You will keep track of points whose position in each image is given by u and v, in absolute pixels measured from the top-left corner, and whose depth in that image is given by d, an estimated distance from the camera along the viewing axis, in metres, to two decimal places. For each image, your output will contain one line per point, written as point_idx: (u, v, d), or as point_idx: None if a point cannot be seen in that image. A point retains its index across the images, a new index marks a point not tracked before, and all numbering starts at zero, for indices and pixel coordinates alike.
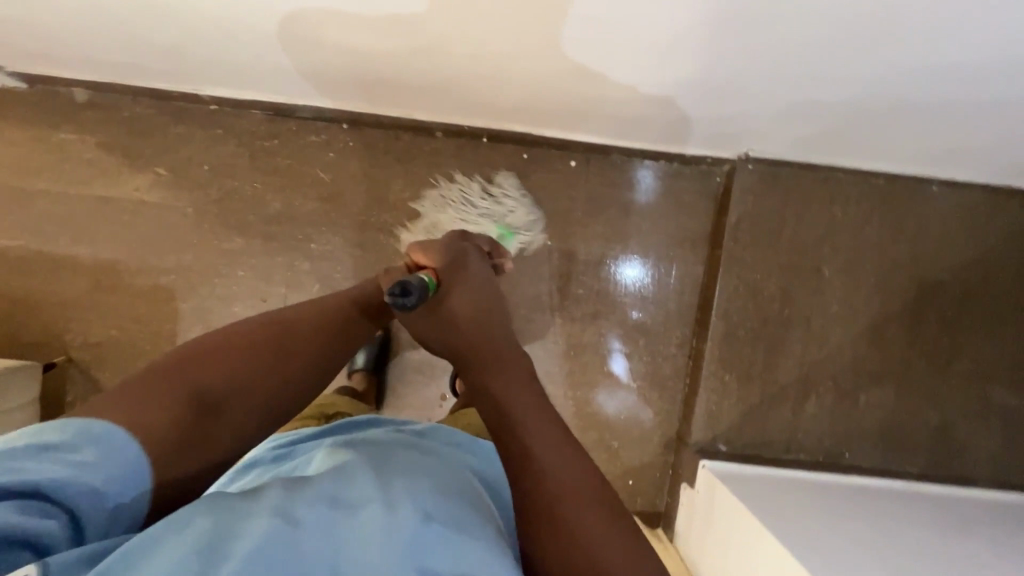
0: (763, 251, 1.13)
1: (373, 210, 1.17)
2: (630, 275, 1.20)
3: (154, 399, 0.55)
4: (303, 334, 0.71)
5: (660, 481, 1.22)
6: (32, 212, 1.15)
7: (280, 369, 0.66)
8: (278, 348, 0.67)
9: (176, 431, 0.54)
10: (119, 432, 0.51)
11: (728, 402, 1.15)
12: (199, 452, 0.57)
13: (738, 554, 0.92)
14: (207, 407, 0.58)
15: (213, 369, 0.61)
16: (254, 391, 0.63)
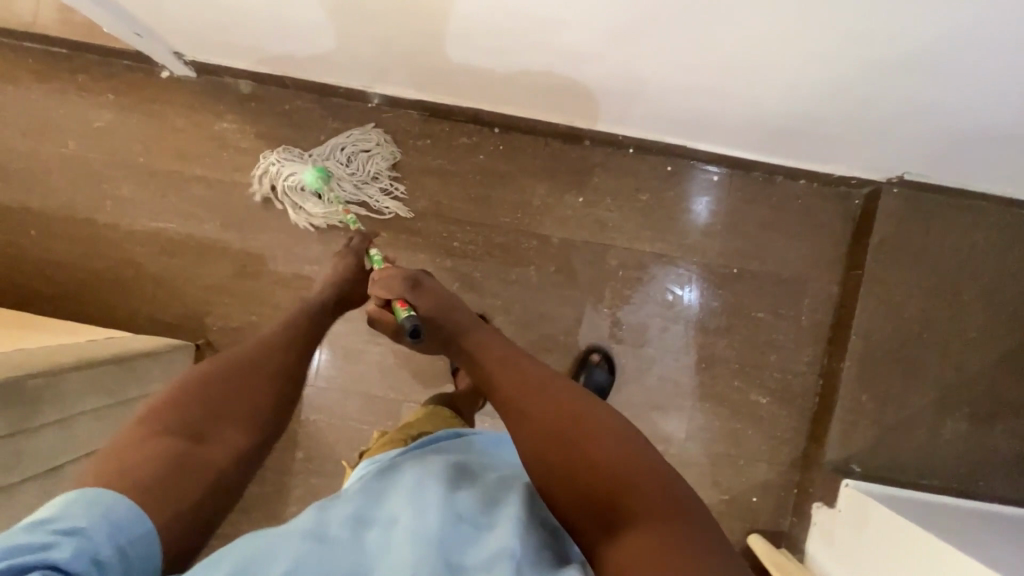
0: (904, 274, 1.14)
1: (516, 214, 1.19)
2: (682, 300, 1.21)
3: (137, 447, 0.57)
4: (268, 364, 0.72)
5: (784, 500, 1.21)
6: (186, 196, 1.18)
7: (258, 389, 0.69)
8: (254, 368, 0.70)
9: (169, 463, 0.57)
10: (106, 495, 0.50)
11: (864, 422, 1.15)
12: (211, 476, 0.59)
13: (897, 568, 0.91)
14: (196, 434, 0.61)
15: (192, 402, 0.63)
16: (237, 411, 0.66)
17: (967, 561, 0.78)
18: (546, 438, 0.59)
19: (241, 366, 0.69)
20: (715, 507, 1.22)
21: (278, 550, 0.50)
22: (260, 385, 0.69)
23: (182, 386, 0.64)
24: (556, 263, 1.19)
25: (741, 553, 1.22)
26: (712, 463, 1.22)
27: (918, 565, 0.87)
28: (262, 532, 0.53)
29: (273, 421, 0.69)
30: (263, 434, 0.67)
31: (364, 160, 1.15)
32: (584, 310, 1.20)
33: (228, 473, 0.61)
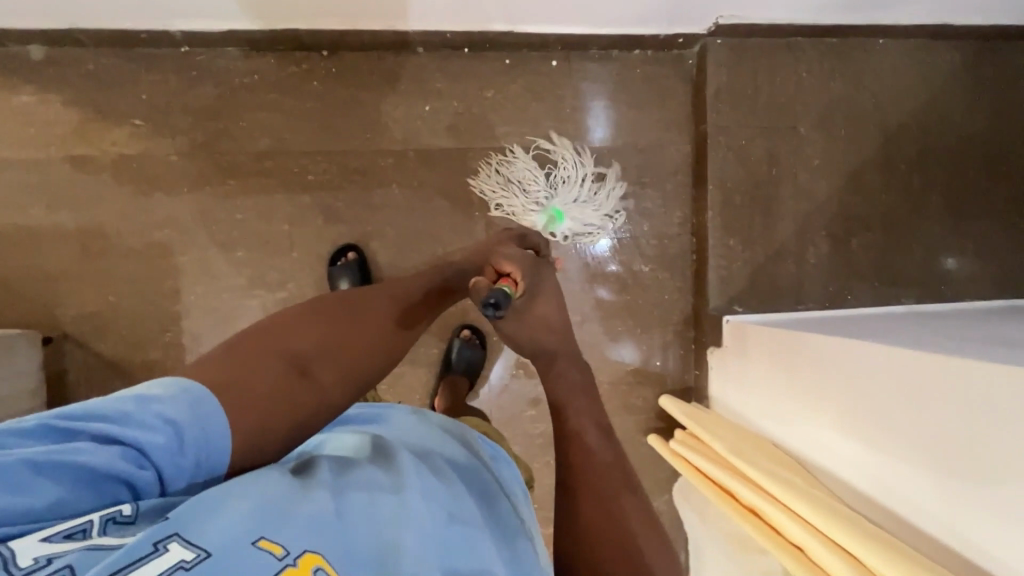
0: (744, 119, 1.21)
1: (366, 135, 1.16)
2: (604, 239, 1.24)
3: (255, 364, 0.57)
4: (380, 316, 0.72)
5: (685, 355, 1.27)
6: (0, 183, 1.08)
7: (361, 343, 0.67)
8: (362, 324, 0.70)
9: (269, 394, 0.55)
10: (208, 394, 0.50)
11: (738, 264, 1.21)
12: (297, 414, 0.57)
13: (802, 381, 0.94)
14: (301, 368, 0.60)
15: (308, 340, 0.63)
16: (346, 363, 0.64)
17: (841, 343, 0.84)
18: (609, 540, 0.59)
19: (351, 320, 0.69)
20: (625, 379, 1.26)
21: (302, 501, 0.44)
22: (372, 335, 0.69)
23: (300, 321, 0.65)
24: (419, 177, 1.18)
25: (657, 416, 1.27)
26: (613, 340, 1.26)
27: (803, 367, 0.94)
28: (274, 477, 0.46)
29: (367, 379, 0.67)
30: (356, 395, 0.65)
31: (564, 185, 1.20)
32: (457, 218, 1.19)
33: (313, 417, 0.59)
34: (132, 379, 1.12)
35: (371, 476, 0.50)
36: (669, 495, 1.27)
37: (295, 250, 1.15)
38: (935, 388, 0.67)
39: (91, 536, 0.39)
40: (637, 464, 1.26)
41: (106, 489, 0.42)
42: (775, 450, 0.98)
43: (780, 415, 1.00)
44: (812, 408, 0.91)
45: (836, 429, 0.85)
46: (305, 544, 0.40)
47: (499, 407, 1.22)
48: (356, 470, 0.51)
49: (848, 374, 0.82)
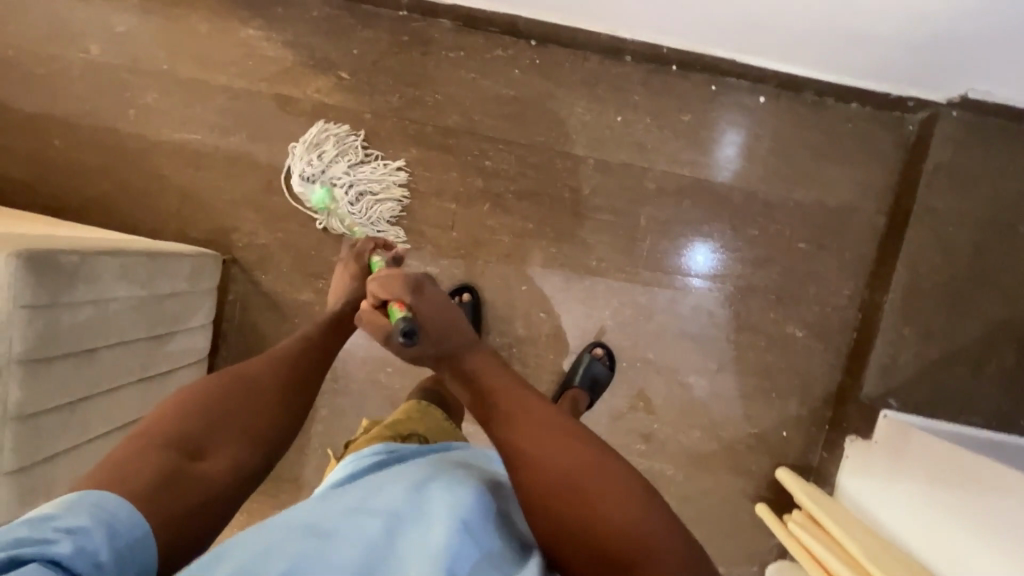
0: (958, 203, 1.09)
1: (549, 132, 1.14)
2: (698, 260, 1.17)
3: (137, 455, 0.57)
4: (269, 381, 0.71)
5: (816, 434, 1.19)
6: (212, 107, 1.15)
7: (254, 412, 0.67)
8: (253, 388, 0.69)
9: (161, 478, 0.56)
10: (110, 498, 0.51)
11: (905, 356, 1.11)
12: (210, 487, 0.59)
13: (969, 503, 0.85)
14: (194, 450, 0.61)
15: (195, 417, 0.63)
16: (238, 427, 0.65)
17: (1017, 478, 0.77)
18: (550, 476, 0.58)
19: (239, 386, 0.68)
20: (744, 440, 1.20)
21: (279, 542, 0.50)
22: (266, 399, 0.69)
23: (181, 401, 0.64)
24: (591, 185, 1.15)
25: (769, 486, 1.20)
26: (743, 397, 1.19)
27: (970, 490, 0.86)
28: (264, 528, 0.52)
29: (275, 439, 0.69)
30: (265, 459, 0.67)
31: (351, 166, 1.13)
32: (618, 236, 1.16)
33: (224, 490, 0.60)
34: (281, 314, 1.18)
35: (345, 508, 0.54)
36: (759, 569, 1.21)
37: (455, 230, 1.16)
38: None
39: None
40: (734, 529, 1.20)
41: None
42: (918, 568, 0.90)
43: (929, 531, 0.92)
44: (971, 533, 0.84)
45: (996, 562, 0.78)
46: None
47: (609, 433, 1.20)
48: (334, 505, 0.55)
49: (1016, 508, 0.76)
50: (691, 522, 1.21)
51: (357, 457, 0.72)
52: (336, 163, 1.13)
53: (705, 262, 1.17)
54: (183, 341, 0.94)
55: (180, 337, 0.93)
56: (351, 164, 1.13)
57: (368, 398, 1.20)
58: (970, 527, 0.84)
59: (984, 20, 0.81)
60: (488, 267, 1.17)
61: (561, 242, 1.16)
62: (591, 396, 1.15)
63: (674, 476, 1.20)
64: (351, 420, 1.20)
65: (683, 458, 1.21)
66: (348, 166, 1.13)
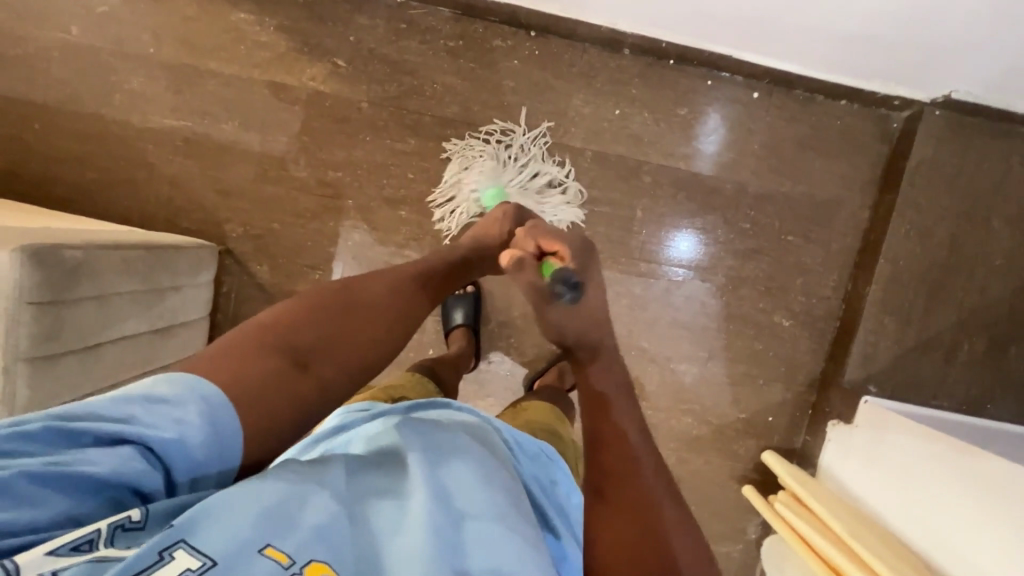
0: (937, 198, 1.14)
1: (548, 123, 1.15)
2: (683, 248, 1.19)
3: (249, 355, 0.53)
4: (382, 308, 0.65)
5: (799, 418, 1.25)
6: (202, 93, 1.11)
7: (365, 334, 0.62)
8: (372, 311, 0.63)
9: (255, 387, 0.51)
10: (216, 396, 0.48)
11: (885, 344, 1.17)
12: (300, 402, 0.54)
13: (945, 482, 0.91)
14: (300, 359, 0.56)
15: (313, 329, 0.58)
16: (347, 352, 0.60)
17: (992, 459, 0.83)
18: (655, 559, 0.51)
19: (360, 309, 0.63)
20: (733, 425, 1.25)
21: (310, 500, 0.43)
22: (378, 325, 0.63)
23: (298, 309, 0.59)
24: (589, 177, 1.16)
25: (755, 468, 1.25)
26: (732, 383, 1.24)
27: (944, 471, 0.92)
28: (297, 474, 0.46)
29: (374, 370, 0.63)
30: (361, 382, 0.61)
31: (478, 159, 1.13)
32: (615, 227, 1.18)
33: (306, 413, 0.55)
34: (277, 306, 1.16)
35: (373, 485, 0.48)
36: (744, 546, 1.27)
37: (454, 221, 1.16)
38: None
39: (98, 546, 0.38)
40: (722, 508, 1.26)
41: (110, 493, 0.41)
42: (897, 543, 0.96)
43: (914, 510, 0.97)
44: (949, 511, 0.90)
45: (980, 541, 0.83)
46: (310, 552, 0.40)
47: None
48: (366, 464, 0.50)
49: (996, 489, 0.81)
50: None
51: (346, 410, 0.69)
52: (468, 163, 1.13)
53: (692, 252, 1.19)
54: (182, 335, 0.93)
55: (179, 331, 0.92)
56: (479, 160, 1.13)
57: None
58: (946, 505, 0.90)
59: (971, 20, 0.85)
60: None
61: (559, 234, 1.17)
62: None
63: (666, 460, 1.24)
64: None
65: (674, 443, 1.25)
66: (477, 162, 1.13)
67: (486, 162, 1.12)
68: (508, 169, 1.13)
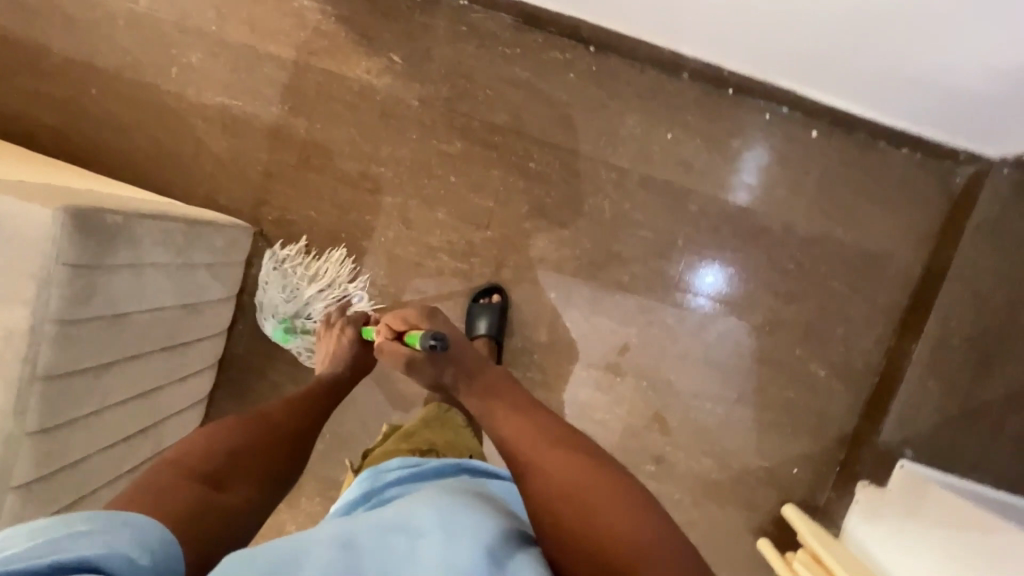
0: (998, 261, 1.09)
1: (597, 140, 1.12)
2: (705, 282, 1.15)
3: (169, 486, 0.63)
4: (277, 436, 0.79)
5: (826, 475, 1.18)
6: (256, 75, 1.11)
7: (263, 456, 0.75)
8: (269, 427, 0.80)
9: (189, 498, 0.62)
10: (145, 522, 0.54)
11: (926, 407, 1.11)
12: (229, 515, 0.65)
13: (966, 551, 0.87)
14: (217, 482, 0.68)
15: (217, 454, 0.71)
16: (250, 470, 0.73)
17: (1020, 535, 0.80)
18: (558, 473, 0.65)
19: (256, 432, 0.78)
20: (754, 472, 1.19)
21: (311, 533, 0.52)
22: (277, 444, 0.79)
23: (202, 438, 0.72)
24: (633, 201, 1.13)
25: (772, 522, 1.19)
26: (758, 429, 1.18)
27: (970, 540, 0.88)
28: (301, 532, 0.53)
29: (276, 491, 0.75)
30: (270, 496, 0.73)
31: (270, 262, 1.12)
32: (655, 254, 1.14)
33: (241, 523, 0.66)
34: None
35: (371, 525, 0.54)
36: None
37: (489, 229, 1.14)
38: None
39: None
40: (733, 562, 1.19)
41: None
42: None
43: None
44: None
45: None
46: None
47: (620, 452, 1.17)
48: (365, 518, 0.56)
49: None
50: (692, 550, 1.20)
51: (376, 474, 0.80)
52: (272, 285, 1.12)
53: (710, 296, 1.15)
54: (210, 313, 0.93)
55: (209, 307, 0.92)
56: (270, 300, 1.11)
57: (381, 389, 1.19)
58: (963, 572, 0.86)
59: None
60: (518, 271, 1.15)
61: (594, 254, 1.14)
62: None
63: (680, 501, 1.19)
64: (362, 408, 1.19)
65: (690, 485, 1.19)
66: (268, 282, 1.12)
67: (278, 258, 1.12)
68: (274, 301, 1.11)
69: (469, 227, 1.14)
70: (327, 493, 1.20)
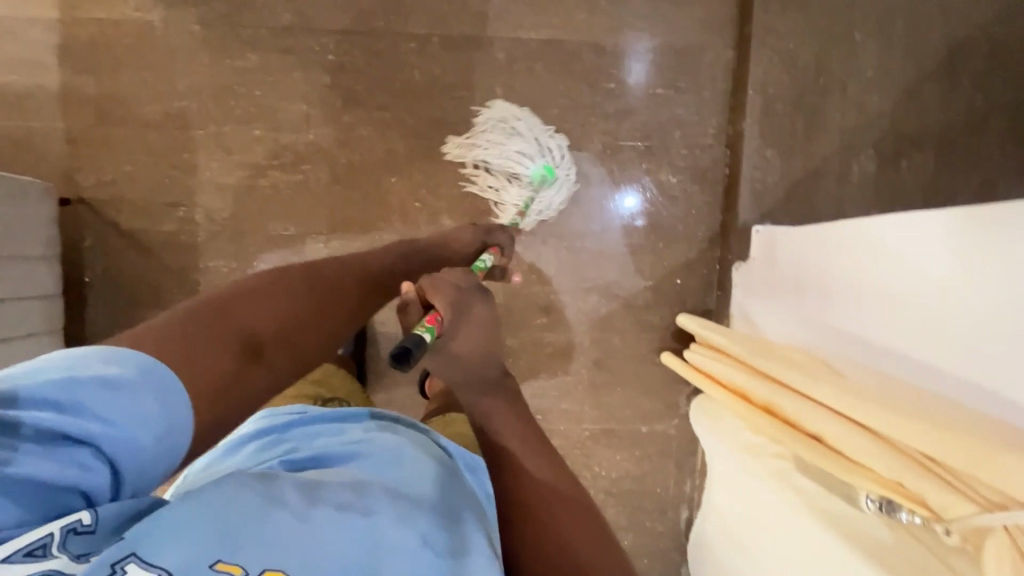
0: (793, 19, 1.12)
1: (387, 15, 1.11)
2: (626, 204, 1.18)
3: (203, 340, 0.54)
4: (324, 304, 0.72)
5: (708, 277, 1.20)
6: (26, 44, 1.08)
7: (310, 330, 0.68)
8: (317, 293, 0.72)
9: (222, 359, 0.55)
10: (168, 375, 0.49)
11: (772, 178, 1.13)
12: (252, 394, 0.58)
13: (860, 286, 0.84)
14: (253, 347, 0.59)
15: (258, 314, 0.62)
16: (294, 340, 0.65)
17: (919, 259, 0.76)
18: (542, 528, 0.61)
19: (304, 296, 0.70)
20: (641, 295, 1.20)
21: (264, 510, 0.44)
22: (325, 317, 0.71)
23: (247, 293, 0.64)
24: (441, 65, 1.13)
25: (673, 336, 1.21)
26: (632, 252, 1.19)
27: (860, 276, 0.85)
28: (255, 482, 0.46)
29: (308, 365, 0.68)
30: (303, 371, 0.67)
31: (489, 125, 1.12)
32: (479, 112, 1.14)
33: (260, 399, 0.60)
34: (146, 252, 1.12)
35: (335, 487, 0.48)
36: (680, 421, 1.22)
37: (310, 131, 1.12)
38: (1008, 316, 0.63)
39: (51, 553, 0.38)
40: (646, 383, 1.21)
41: (61, 494, 0.40)
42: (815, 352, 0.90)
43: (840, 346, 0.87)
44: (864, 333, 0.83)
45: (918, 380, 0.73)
46: (262, 563, 0.40)
47: (507, 311, 1.18)
48: (326, 478, 0.49)
49: (957, 283, 0.70)
50: (605, 387, 1.21)
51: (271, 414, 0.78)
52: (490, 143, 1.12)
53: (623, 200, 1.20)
54: (20, 272, 0.90)
55: (14, 266, 0.89)
56: (508, 144, 1.11)
57: None
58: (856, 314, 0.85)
59: None
60: (352, 165, 1.13)
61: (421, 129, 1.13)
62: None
63: (579, 343, 1.20)
64: None
65: (584, 325, 1.20)
66: (490, 136, 1.12)
67: (484, 124, 1.12)
68: (502, 145, 1.11)
69: (291, 137, 1.12)
70: None
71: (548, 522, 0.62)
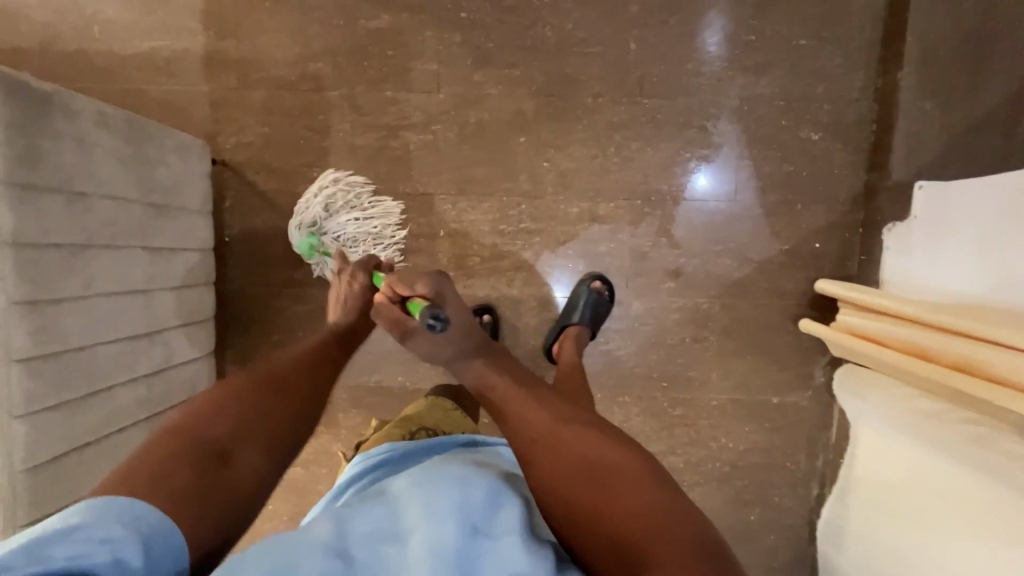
0: None
1: None
2: (703, 184, 1.13)
3: (170, 466, 0.56)
4: (287, 391, 0.72)
5: (850, 240, 1.13)
6: (174, 9, 1.11)
7: (275, 421, 0.68)
8: (279, 383, 0.72)
9: (187, 474, 0.56)
10: (138, 505, 0.51)
11: (931, 133, 1.05)
12: (237, 496, 0.58)
13: (983, 243, 0.94)
14: (222, 455, 0.60)
15: (218, 420, 0.63)
16: (261, 434, 0.65)
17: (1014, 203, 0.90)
18: (565, 466, 0.59)
19: (258, 388, 0.70)
20: (776, 259, 1.14)
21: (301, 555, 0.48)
22: (290, 403, 0.71)
23: (218, 401, 0.65)
24: (573, 19, 1.10)
25: (810, 303, 1.15)
26: (767, 214, 1.14)
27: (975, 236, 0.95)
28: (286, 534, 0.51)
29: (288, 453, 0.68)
30: (282, 462, 0.66)
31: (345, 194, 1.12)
32: (610, 68, 1.11)
33: (253, 498, 0.60)
34: (280, 213, 1.15)
35: (362, 520, 0.52)
36: (814, 393, 1.16)
37: (440, 91, 1.12)
38: None
39: None
40: (779, 352, 1.16)
41: None
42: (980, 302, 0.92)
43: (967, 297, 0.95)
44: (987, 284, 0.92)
45: None
46: None
47: (634, 275, 1.15)
48: (354, 512, 0.54)
49: None
50: (735, 356, 1.16)
51: (365, 458, 0.79)
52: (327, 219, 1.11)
53: (708, 183, 1.13)
54: (185, 223, 0.93)
55: (181, 217, 0.92)
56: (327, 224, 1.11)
57: None
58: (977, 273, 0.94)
59: None
60: (480, 127, 1.12)
61: (549, 86, 1.11)
62: (593, 329, 1.10)
63: (710, 309, 1.15)
64: None
65: (715, 290, 1.15)
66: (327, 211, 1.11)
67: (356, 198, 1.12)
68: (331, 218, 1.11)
69: (420, 97, 1.12)
70: (361, 403, 1.18)
71: (557, 447, 0.61)
